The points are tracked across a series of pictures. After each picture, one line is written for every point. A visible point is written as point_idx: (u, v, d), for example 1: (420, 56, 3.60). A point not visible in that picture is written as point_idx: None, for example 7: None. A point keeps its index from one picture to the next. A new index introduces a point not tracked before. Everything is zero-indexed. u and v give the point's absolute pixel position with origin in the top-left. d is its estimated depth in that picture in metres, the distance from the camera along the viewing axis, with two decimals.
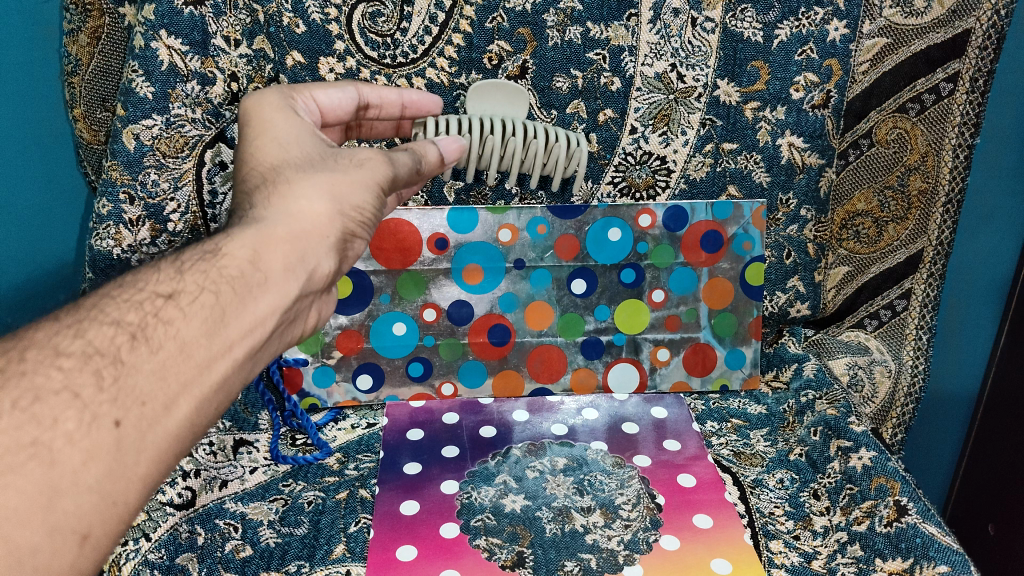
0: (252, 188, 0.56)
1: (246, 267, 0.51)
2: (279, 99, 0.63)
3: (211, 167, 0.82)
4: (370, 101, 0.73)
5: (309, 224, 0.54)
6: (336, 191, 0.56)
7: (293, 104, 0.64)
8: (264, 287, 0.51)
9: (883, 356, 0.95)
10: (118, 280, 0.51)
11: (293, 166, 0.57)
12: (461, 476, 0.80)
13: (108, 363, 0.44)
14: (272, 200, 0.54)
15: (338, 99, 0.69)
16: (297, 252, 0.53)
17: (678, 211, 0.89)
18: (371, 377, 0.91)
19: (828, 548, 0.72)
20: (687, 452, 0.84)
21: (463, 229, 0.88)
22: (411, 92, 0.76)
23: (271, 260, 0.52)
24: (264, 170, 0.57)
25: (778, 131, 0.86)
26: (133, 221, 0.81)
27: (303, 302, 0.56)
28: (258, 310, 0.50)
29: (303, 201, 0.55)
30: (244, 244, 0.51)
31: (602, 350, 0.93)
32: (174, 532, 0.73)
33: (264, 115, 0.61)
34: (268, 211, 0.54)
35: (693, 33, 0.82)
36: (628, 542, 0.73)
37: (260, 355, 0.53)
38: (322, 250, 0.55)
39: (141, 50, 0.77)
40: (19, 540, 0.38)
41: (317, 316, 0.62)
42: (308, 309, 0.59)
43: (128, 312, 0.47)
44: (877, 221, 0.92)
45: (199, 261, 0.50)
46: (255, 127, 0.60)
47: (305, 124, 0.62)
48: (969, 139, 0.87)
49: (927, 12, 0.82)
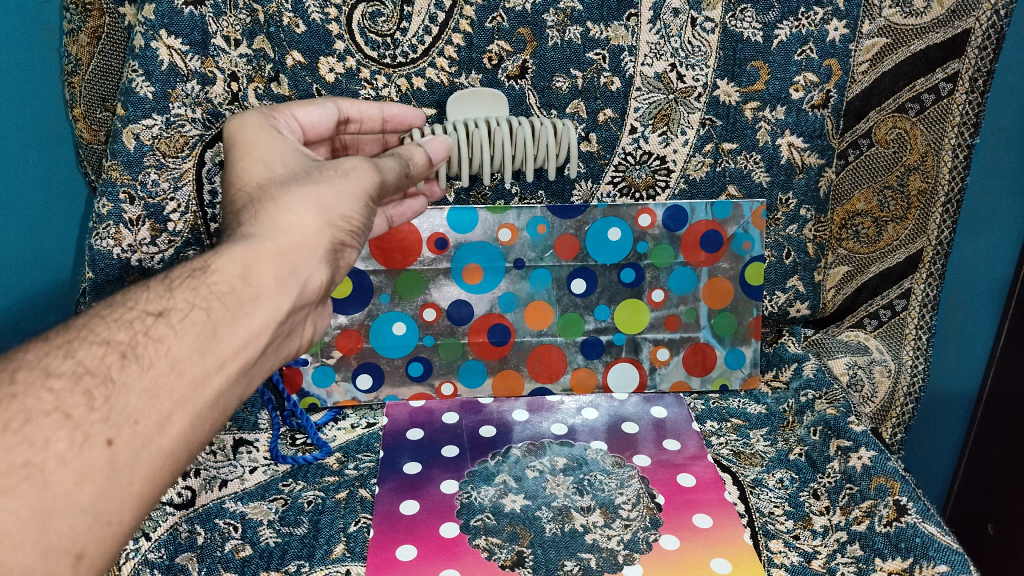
0: (239, 208, 0.56)
1: (237, 283, 0.51)
2: (260, 119, 0.64)
3: (211, 166, 0.83)
4: (350, 115, 0.75)
5: (296, 237, 0.54)
6: (323, 202, 0.56)
7: (274, 123, 0.65)
8: (256, 302, 0.51)
9: (883, 356, 0.95)
10: (109, 300, 0.50)
11: (279, 183, 0.57)
12: (461, 476, 0.80)
13: (99, 382, 0.44)
14: (260, 216, 0.54)
15: (318, 115, 0.71)
16: (288, 265, 0.53)
17: (678, 211, 0.89)
18: (370, 377, 0.91)
19: (828, 548, 0.72)
20: (687, 451, 0.84)
21: (463, 229, 0.88)
22: (392, 106, 0.77)
23: (262, 274, 0.52)
24: (251, 189, 0.57)
25: (778, 131, 0.86)
26: (133, 221, 0.81)
27: (298, 315, 0.56)
28: (252, 324, 0.50)
29: (291, 215, 0.54)
30: (234, 260, 0.51)
31: (602, 350, 0.93)
32: (173, 532, 0.74)
33: (246, 134, 0.62)
34: (257, 227, 0.54)
35: (693, 33, 0.82)
36: (628, 542, 0.73)
37: (255, 370, 0.53)
38: (313, 261, 0.55)
39: (141, 50, 0.77)
40: (12, 561, 0.39)
41: (312, 330, 0.62)
42: (303, 322, 0.59)
43: (119, 331, 0.47)
44: (877, 221, 0.92)
45: (188, 279, 0.50)
46: (238, 148, 0.61)
47: (288, 143, 0.62)
48: (969, 139, 0.87)
49: (927, 11, 0.82)
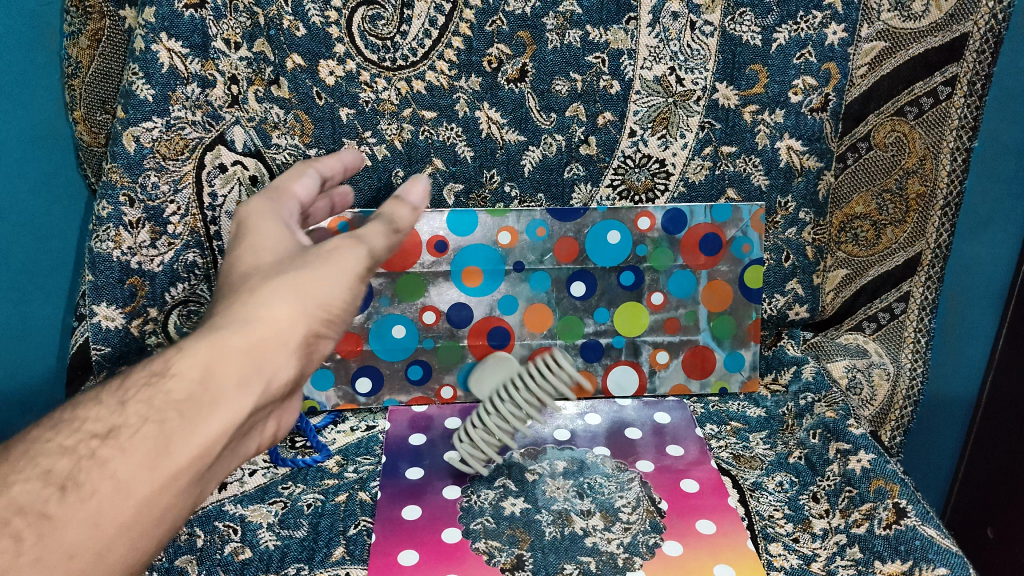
0: (220, 298, 0.53)
1: (195, 388, 0.47)
2: (266, 204, 0.60)
3: (211, 170, 0.84)
4: (325, 176, 0.69)
5: (268, 330, 0.50)
6: (302, 291, 0.52)
7: (282, 205, 0.61)
8: (213, 407, 0.47)
9: (881, 359, 0.95)
10: (55, 417, 0.49)
11: (262, 272, 0.53)
12: (462, 482, 0.80)
13: (32, 521, 0.42)
14: (233, 309, 0.51)
15: (305, 184, 0.65)
16: (253, 363, 0.49)
17: (677, 214, 0.89)
18: (370, 380, 0.91)
19: (827, 550, 0.72)
20: (688, 456, 0.84)
21: (463, 231, 0.88)
22: (323, 162, 0.69)
23: (224, 374, 0.48)
24: (235, 279, 0.53)
25: (778, 134, 0.86)
26: (133, 223, 0.82)
27: (261, 412, 0.52)
28: (207, 433, 0.47)
29: (265, 306, 0.51)
30: (196, 361, 0.48)
31: (601, 353, 0.93)
32: (172, 535, 0.73)
33: (248, 223, 0.58)
34: (227, 319, 0.50)
35: (692, 36, 0.82)
36: (628, 545, 0.73)
37: (211, 478, 0.50)
38: (282, 357, 0.51)
39: (141, 52, 0.77)
40: None
41: (278, 427, 0.58)
42: (267, 419, 0.55)
43: (61, 459, 0.45)
44: (875, 224, 0.92)
45: (144, 388, 0.48)
46: (235, 241, 0.57)
47: (282, 226, 0.58)
48: (967, 142, 0.88)
49: (925, 16, 0.82)
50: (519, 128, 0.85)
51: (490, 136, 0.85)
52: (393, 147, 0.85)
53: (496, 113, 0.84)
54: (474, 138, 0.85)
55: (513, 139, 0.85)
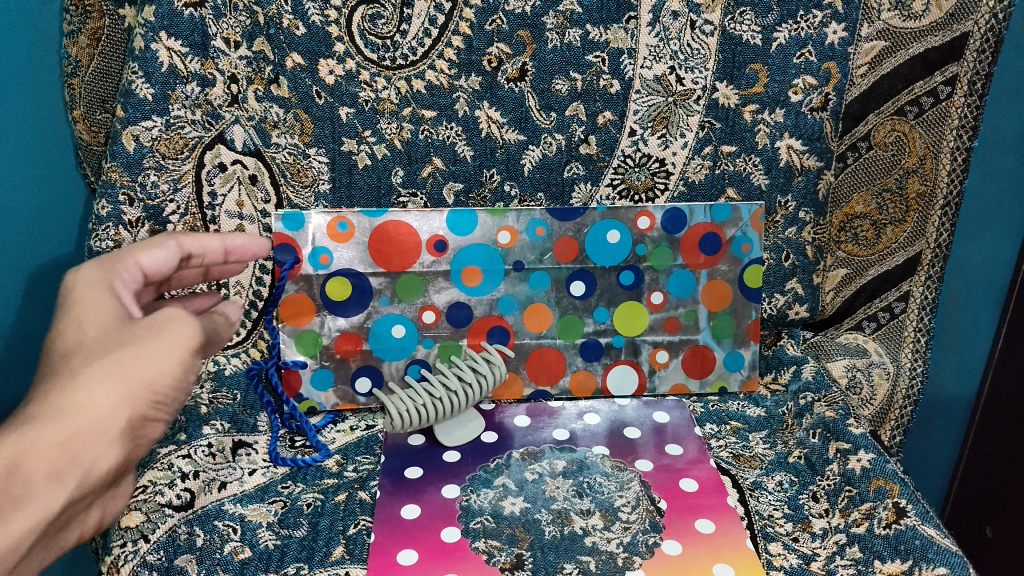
0: (44, 377, 0.55)
1: (3, 482, 0.48)
2: (97, 275, 0.63)
3: (211, 168, 0.84)
4: (191, 251, 0.71)
5: (86, 419, 0.53)
6: (125, 374, 0.55)
7: (114, 278, 0.64)
8: (22, 501, 0.49)
9: (881, 359, 0.95)
10: None
11: (84, 354, 0.56)
12: (462, 481, 0.80)
13: None
14: (54, 394, 0.53)
15: (161, 258, 0.67)
16: (66, 454, 0.52)
17: (677, 213, 0.89)
18: (370, 379, 0.91)
19: (827, 549, 0.72)
20: (688, 456, 0.84)
21: (463, 230, 0.88)
22: (234, 238, 0.73)
23: (34, 466, 0.50)
24: (56, 358, 0.56)
25: (778, 133, 0.86)
26: (133, 222, 0.82)
27: (79, 498, 0.55)
28: (14, 526, 0.49)
29: (84, 393, 0.53)
30: (3, 452, 0.48)
31: (600, 352, 0.93)
32: (172, 533, 0.71)
33: (77, 294, 0.61)
34: (43, 407, 0.52)
35: (692, 36, 0.82)
36: (627, 545, 0.73)
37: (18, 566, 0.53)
38: (100, 446, 0.54)
39: (141, 51, 0.78)
40: None
41: (99, 514, 0.64)
42: (79, 509, 0.59)
43: None
44: (875, 224, 0.92)
45: None
46: (64, 310, 0.60)
47: (116, 305, 0.61)
48: (968, 141, 0.87)
49: (925, 15, 0.82)
50: (519, 127, 0.85)
51: (490, 135, 0.85)
52: (392, 146, 0.85)
53: (495, 112, 0.84)
54: (473, 137, 0.85)
55: (513, 138, 0.85)
